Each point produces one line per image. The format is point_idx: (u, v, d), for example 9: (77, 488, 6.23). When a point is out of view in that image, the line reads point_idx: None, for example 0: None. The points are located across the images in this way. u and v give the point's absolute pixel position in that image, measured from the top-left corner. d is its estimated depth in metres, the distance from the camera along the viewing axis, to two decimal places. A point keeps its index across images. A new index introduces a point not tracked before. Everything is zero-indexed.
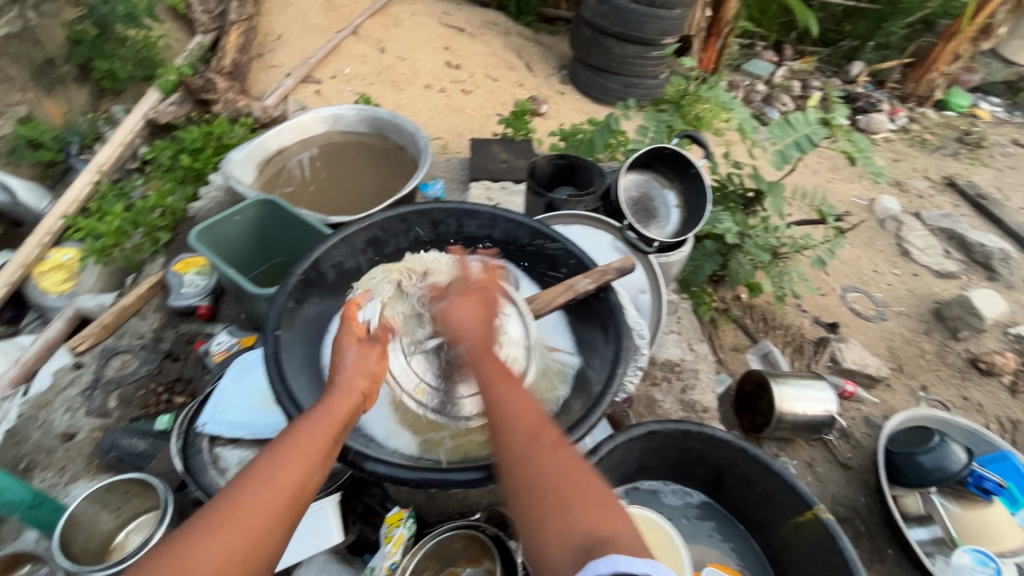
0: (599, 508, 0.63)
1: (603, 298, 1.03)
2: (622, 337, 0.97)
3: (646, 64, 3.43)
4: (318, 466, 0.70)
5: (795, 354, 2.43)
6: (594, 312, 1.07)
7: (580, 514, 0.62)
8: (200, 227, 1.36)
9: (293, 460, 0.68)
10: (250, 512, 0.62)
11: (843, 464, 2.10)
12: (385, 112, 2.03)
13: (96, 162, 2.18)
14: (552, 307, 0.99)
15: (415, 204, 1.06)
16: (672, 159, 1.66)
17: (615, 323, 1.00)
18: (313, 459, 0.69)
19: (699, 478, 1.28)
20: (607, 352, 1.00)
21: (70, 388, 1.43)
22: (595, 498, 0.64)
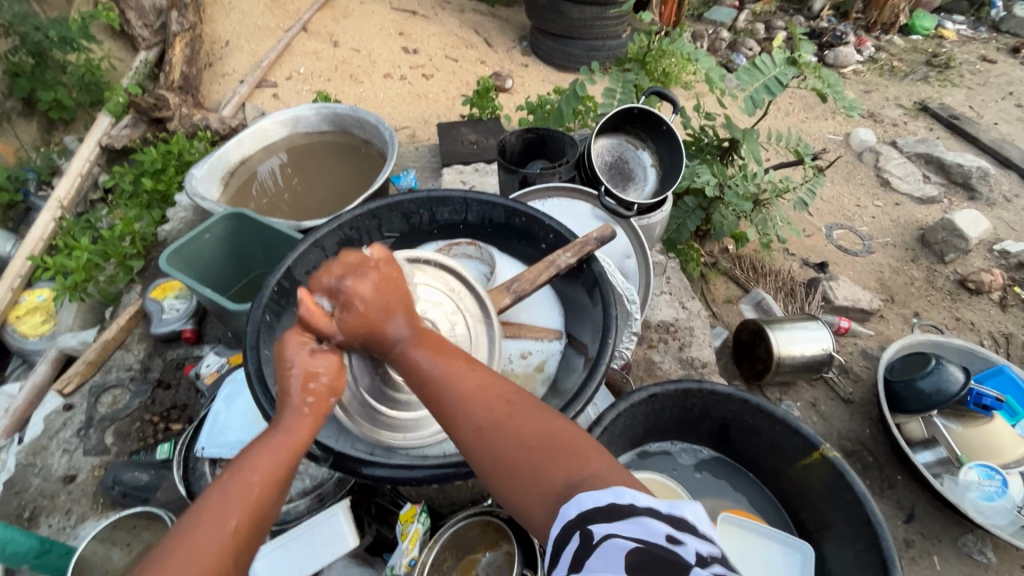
0: (573, 457, 0.64)
1: (586, 269, 1.01)
2: (609, 305, 0.95)
3: (606, 25, 3.37)
4: (275, 492, 0.63)
5: (788, 298, 2.44)
6: (581, 285, 1.05)
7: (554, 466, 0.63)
8: (169, 249, 1.31)
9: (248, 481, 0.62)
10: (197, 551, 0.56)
11: (845, 399, 2.13)
12: (345, 107, 1.97)
13: (56, 197, 2.11)
14: (537, 285, 0.96)
15: (382, 197, 1.02)
16: (642, 118, 1.62)
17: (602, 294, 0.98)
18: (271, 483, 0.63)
19: (706, 434, 1.29)
20: (598, 322, 0.98)
21: (64, 430, 1.40)
22: (569, 449, 0.64)
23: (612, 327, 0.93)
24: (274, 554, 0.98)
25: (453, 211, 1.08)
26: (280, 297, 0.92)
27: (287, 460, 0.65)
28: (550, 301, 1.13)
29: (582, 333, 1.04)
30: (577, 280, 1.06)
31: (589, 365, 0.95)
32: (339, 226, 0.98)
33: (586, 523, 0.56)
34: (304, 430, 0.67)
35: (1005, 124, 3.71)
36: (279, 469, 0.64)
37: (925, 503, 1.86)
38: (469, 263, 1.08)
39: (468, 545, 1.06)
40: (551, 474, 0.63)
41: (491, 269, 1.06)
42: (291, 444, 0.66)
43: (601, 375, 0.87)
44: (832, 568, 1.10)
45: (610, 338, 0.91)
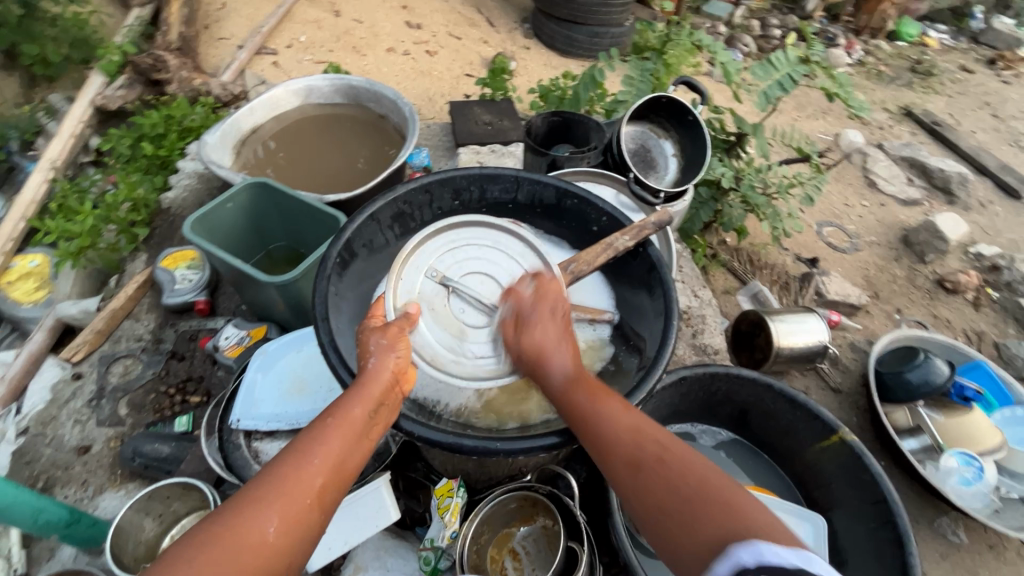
0: (721, 511, 0.65)
1: (643, 254, 1.05)
2: (669, 289, 0.98)
3: (611, 12, 3.37)
4: (354, 442, 0.71)
5: (782, 291, 2.53)
6: (635, 271, 1.08)
7: (705, 521, 0.64)
8: (194, 216, 1.28)
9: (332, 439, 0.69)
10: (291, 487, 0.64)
11: (834, 388, 2.23)
12: (361, 80, 1.93)
13: (47, 158, 2.00)
14: (594, 267, 0.97)
15: (436, 172, 1.01)
16: (669, 107, 1.64)
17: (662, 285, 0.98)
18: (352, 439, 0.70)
19: (725, 417, 1.34)
20: (656, 307, 1.01)
21: (74, 400, 1.35)
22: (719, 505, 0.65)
23: (672, 317, 0.94)
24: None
25: (505, 190, 1.07)
26: (340, 267, 0.90)
27: (364, 411, 0.72)
28: (597, 285, 1.14)
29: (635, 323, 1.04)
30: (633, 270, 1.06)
31: (646, 358, 0.94)
32: (395, 198, 0.97)
33: (765, 573, 0.56)
34: (381, 391, 0.74)
35: (982, 133, 3.88)
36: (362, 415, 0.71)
37: (906, 487, 1.98)
38: None
39: (504, 519, 1.09)
40: (713, 524, 0.64)
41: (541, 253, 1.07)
42: (369, 395, 0.72)
43: (664, 365, 0.88)
44: (844, 543, 1.17)
45: (671, 329, 0.92)
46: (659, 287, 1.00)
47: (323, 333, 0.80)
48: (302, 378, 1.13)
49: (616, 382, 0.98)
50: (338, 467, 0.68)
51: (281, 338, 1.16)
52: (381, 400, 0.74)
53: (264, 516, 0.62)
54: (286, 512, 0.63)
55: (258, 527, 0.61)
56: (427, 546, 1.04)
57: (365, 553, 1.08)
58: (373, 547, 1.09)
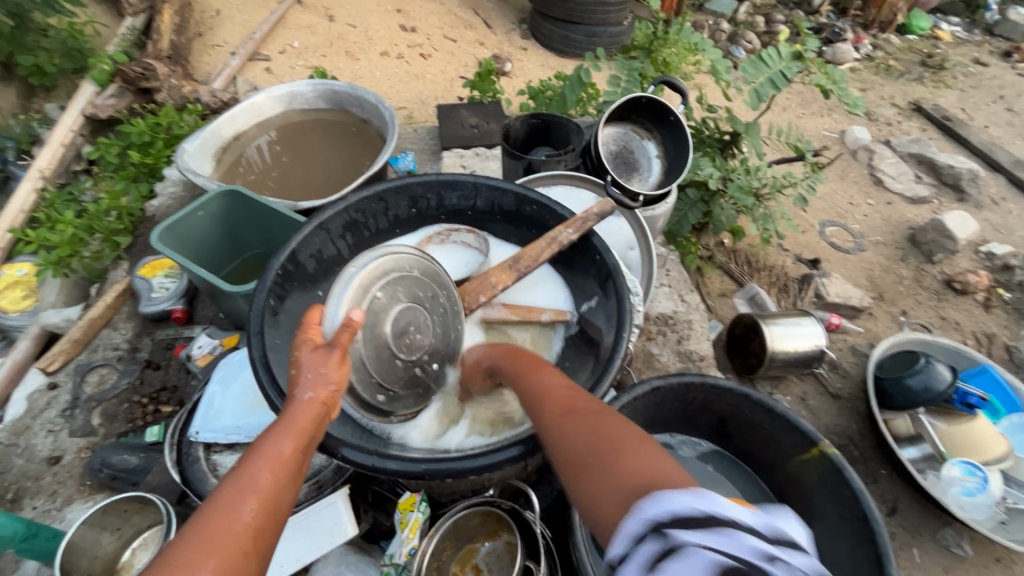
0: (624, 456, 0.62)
1: (599, 260, 1.00)
2: (623, 296, 0.94)
3: (608, 11, 3.32)
4: (289, 479, 0.63)
5: (781, 293, 2.46)
6: (592, 277, 1.04)
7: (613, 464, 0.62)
8: (163, 225, 1.27)
9: (264, 471, 0.61)
10: (223, 530, 0.56)
11: (833, 394, 2.16)
12: (343, 85, 1.92)
13: (37, 168, 2.03)
14: (539, 263, 0.97)
15: (389, 180, 0.99)
16: (650, 107, 1.60)
17: (613, 286, 0.97)
18: (286, 471, 0.63)
19: (705, 427, 1.30)
20: (609, 314, 0.98)
21: (48, 410, 1.36)
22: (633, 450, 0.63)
23: (624, 323, 0.92)
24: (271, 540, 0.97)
25: (463, 195, 1.06)
26: (283, 280, 0.90)
27: (295, 444, 0.66)
28: (548, 282, 1.15)
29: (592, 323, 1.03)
30: (587, 272, 1.05)
31: (602, 358, 0.93)
32: (347, 208, 0.96)
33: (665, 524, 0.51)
34: (311, 417, 0.68)
35: (995, 127, 3.75)
36: (292, 447, 0.65)
37: (907, 496, 1.91)
38: (468, 252, 1.09)
39: (467, 535, 1.07)
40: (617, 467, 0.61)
41: (488, 257, 1.08)
42: (299, 429, 0.66)
43: (616, 370, 0.86)
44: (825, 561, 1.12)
45: (625, 330, 0.91)
46: (613, 292, 0.98)
47: (256, 348, 0.80)
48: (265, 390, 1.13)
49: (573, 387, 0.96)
50: (272, 506, 0.60)
51: (243, 351, 1.16)
52: (312, 429, 0.68)
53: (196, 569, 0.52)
54: (225, 563, 0.54)
55: None
56: (386, 562, 1.01)
57: (326, 569, 1.06)
58: (335, 563, 1.07)
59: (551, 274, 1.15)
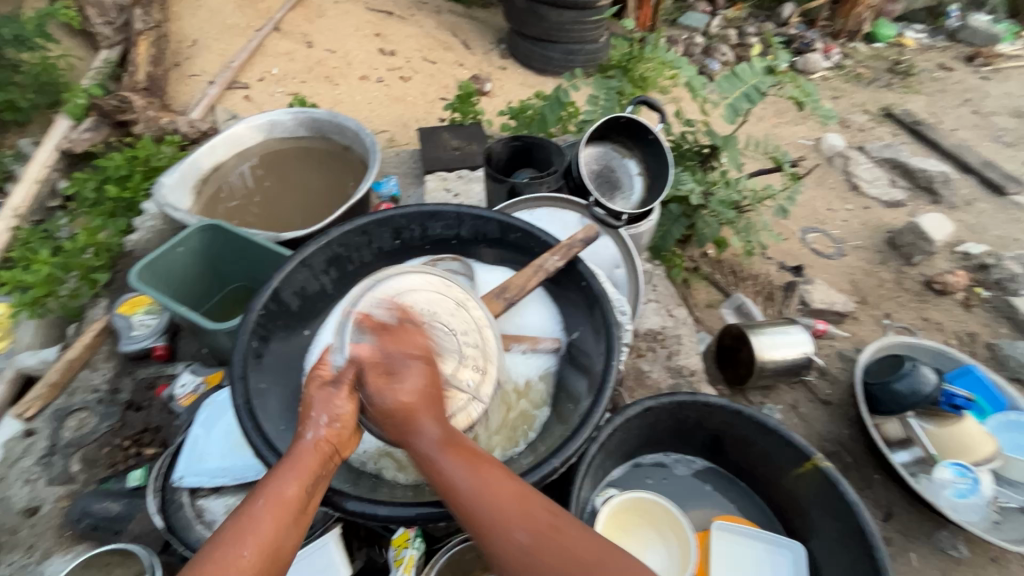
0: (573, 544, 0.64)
1: (586, 286, 1.01)
2: (611, 321, 0.95)
3: (585, 29, 3.38)
4: (291, 524, 0.62)
5: (766, 302, 2.49)
6: (580, 302, 1.04)
7: (573, 551, 0.63)
8: (143, 262, 1.24)
9: (264, 522, 0.61)
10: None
11: (823, 400, 2.18)
12: (323, 112, 1.92)
13: (11, 206, 1.99)
14: (526, 290, 0.96)
15: (372, 213, 0.99)
16: (629, 127, 1.62)
17: (600, 312, 0.98)
18: (289, 519, 0.62)
19: (699, 445, 1.29)
20: (599, 338, 0.98)
21: (25, 458, 1.31)
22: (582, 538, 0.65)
23: (614, 348, 0.92)
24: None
25: (447, 225, 1.06)
26: (267, 319, 0.89)
27: (300, 488, 0.64)
28: (539, 308, 1.12)
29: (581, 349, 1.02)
30: (575, 297, 1.05)
31: (594, 384, 0.93)
32: (329, 242, 0.96)
33: None
34: (317, 460, 0.66)
35: (963, 130, 3.86)
36: (296, 489, 0.64)
37: (901, 501, 1.92)
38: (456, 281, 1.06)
39: (464, 569, 1.04)
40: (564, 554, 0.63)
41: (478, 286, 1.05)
42: (303, 470, 0.65)
43: (608, 398, 0.86)
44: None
45: (614, 356, 0.91)
46: (601, 317, 0.98)
47: (238, 394, 0.79)
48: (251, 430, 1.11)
49: (565, 417, 0.95)
50: (273, 554, 0.60)
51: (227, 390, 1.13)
52: (318, 470, 0.66)
53: None
54: None
55: None
56: None
57: None
58: None
59: (541, 301, 1.13)
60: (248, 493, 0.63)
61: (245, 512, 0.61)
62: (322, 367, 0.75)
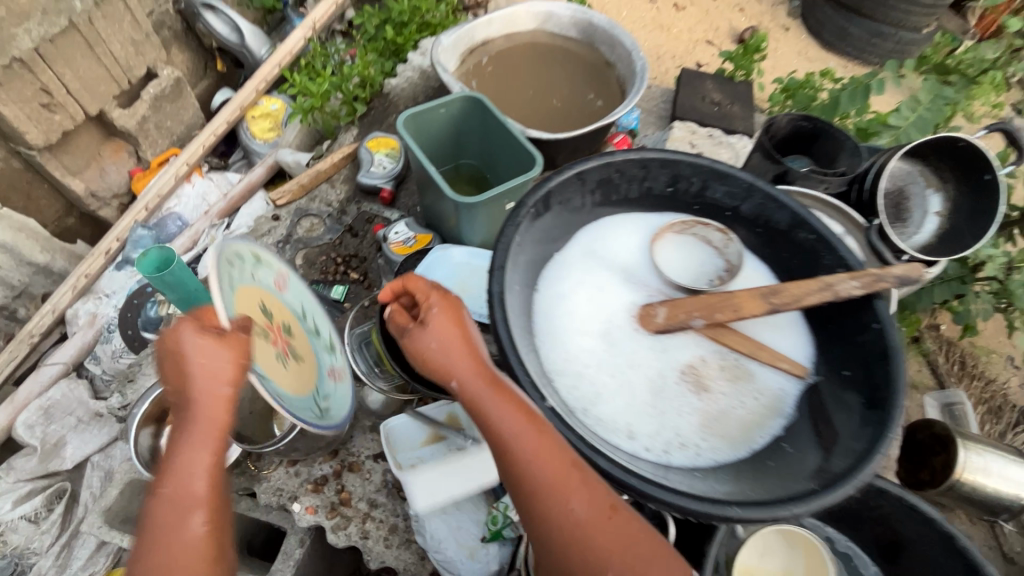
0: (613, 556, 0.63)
1: (875, 331, 0.73)
2: (900, 396, 0.67)
3: (913, 12, 2.54)
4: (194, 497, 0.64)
5: (988, 416, 1.98)
6: (847, 352, 0.77)
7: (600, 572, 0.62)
8: (409, 113, 1.32)
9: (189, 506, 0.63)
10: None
11: (1007, 556, 1.75)
12: (603, 18, 1.81)
13: (312, 18, 2.08)
14: (797, 304, 0.76)
15: (663, 149, 0.86)
16: (961, 155, 1.29)
17: (885, 369, 0.70)
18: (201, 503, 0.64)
19: (869, 538, 1.10)
20: (856, 413, 0.70)
21: (267, 237, 1.56)
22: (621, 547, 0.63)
23: (896, 429, 0.64)
24: (436, 474, 1.00)
25: (732, 194, 0.88)
26: (537, 205, 0.81)
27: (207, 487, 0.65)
28: (796, 330, 0.83)
29: (845, 390, 0.74)
30: (856, 346, 0.75)
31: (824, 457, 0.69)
32: (612, 161, 0.85)
33: None
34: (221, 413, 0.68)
35: None
36: (206, 474, 0.66)
37: None
38: (705, 252, 0.91)
39: None
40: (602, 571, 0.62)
41: (735, 272, 0.88)
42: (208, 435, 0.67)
43: (885, 459, 0.63)
44: None
45: (892, 435, 0.64)
46: (886, 377, 0.69)
47: (495, 284, 0.73)
48: (462, 274, 1.21)
49: (830, 438, 0.70)
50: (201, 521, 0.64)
51: (459, 249, 1.24)
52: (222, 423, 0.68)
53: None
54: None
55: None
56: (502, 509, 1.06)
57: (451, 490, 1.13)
58: None
59: (803, 333, 0.83)
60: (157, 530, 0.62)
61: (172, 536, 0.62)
62: (642, 320, 0.82)
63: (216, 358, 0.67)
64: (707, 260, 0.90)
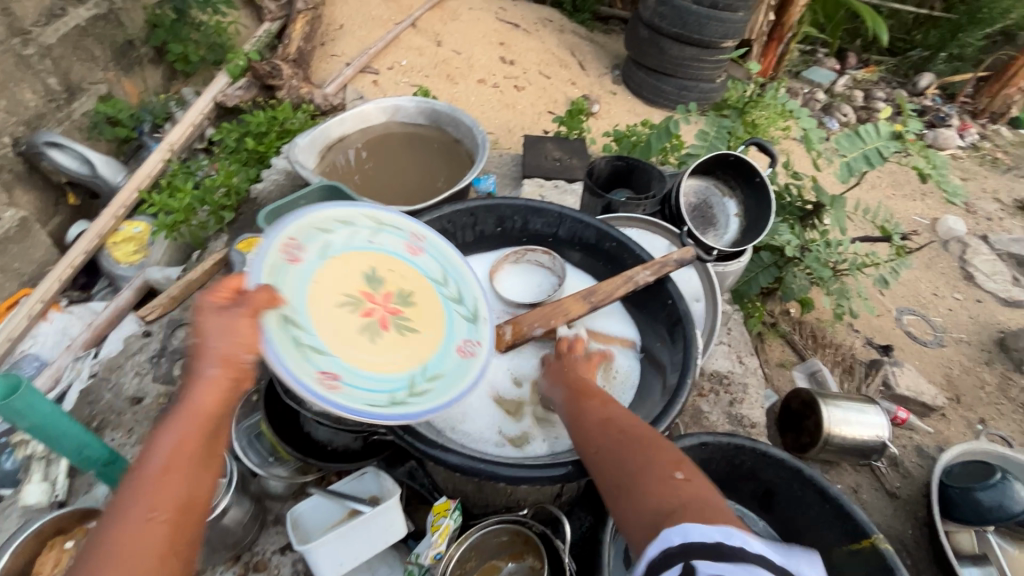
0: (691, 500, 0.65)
1: (672, 306, 1.05)
2: (693, 344, 0.98)
3: (702, 68, 3.11)
4: (193, 469, 0.66)
5: (845, 376, 2.29)
6: (663, 324, 1.08)
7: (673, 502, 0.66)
8: (269, 208, 1.41)
9: (187, 459, 0.66)
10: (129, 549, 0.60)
11: (890, 492, 1.99)
12: (443, 105, 2.07)
13: (168, 141, 2.17)
14: (611, 298, 1.05)
15: (483, 199, 1.14)
16: (736, 166, 1.62)
17: (683, 330, 1.02)
18: (192, 460, 0.66)
19: (746, 495, 1.24)
20: (674, 360, 1.01)
21: (139, 354, 1.51)
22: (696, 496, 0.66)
23: (693, 367, 0.95)
24: (341, 542, 1.01)
25: (546, 223, 1.18)
26: None
27: (183, 437, 0.67)
28: (620, 317, 1.17)
29: (658, 355, 1.07)
30: (659, 316, 1.09)
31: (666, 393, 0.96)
32: (445, 217, 1.12)
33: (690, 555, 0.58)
34: (213, 399, 0.68)
35: None
36: (194, 430, 0.67)
37: None
38: (541, 271, 1.18)
39: (493, 550, 1.08)
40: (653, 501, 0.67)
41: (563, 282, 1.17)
42: (193, 414, 0.67)
43: (688, 388, 0.91)
44: None
45: (689, 374, 0.93)
46: (681, 337, 1.02)
47: None
48: None
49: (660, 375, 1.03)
50: (171, 489, 0.65)
51: None
52: (211, 409, 0.68)
53: (138, 518, 0.61)
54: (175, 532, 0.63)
55: (140, 527, 0.61)
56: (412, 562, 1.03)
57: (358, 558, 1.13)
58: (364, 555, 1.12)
59: (628, 319, 1.17)
60: (143, 458, 0.65)
61: (137, 475, 0.64)
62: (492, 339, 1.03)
63: (233, 328, 0.70)
64: (541, 279, 1.17)
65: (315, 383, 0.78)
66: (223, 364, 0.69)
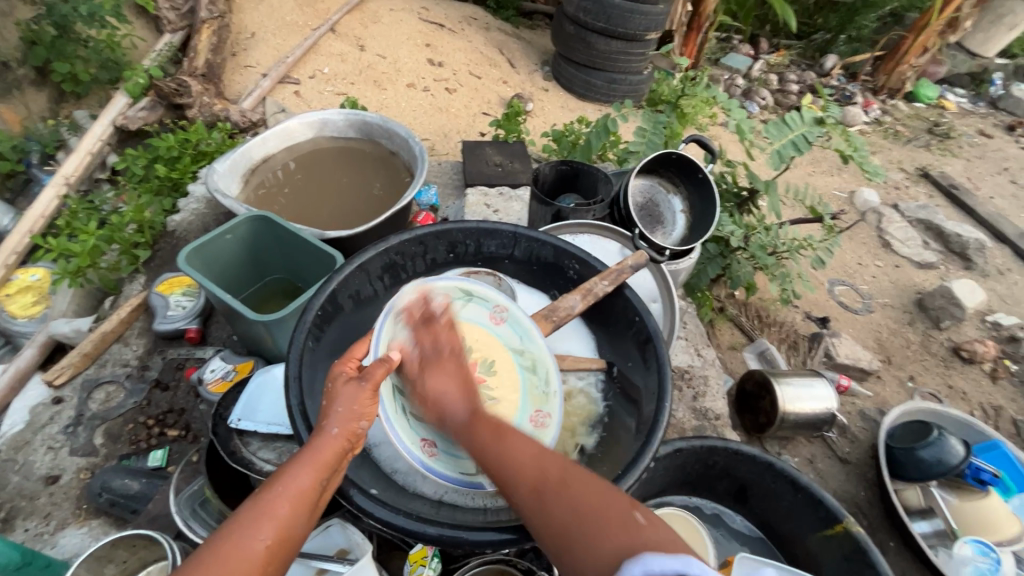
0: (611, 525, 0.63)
1: (640, 323, 1.04)
2: (665, 366, 0.96)
3: (630, 61, 3.14)
4: (305, 513, 0.68)
5: (791, 351, 2.39)
6: (632, 340, 1.06)
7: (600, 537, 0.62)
8: (190, 247, 1.26)
9: (285, 503, 0.66)
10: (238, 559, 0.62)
11: (842, 458, 2.10)
12: (375, 117, 1.96)
13: (62, 173, 1.94)
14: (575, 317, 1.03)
15: (432, 225, 1.08)
16: (678, 162, 1.63)
17: (654, 347, 1.00)
18: (300, 506, 0.68)
19: (721, 491, 1.26)
20: (647, 381, 0.99)
21: (51, 425, 1.33)
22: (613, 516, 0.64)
23: (667, 391, 0.92)
24: None
25: (501, 245, 1.14)
26: (322, 320, 0.96)
27: (313, 481, 0.70)
28: (583, 336, 1.15)
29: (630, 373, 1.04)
30: (625, 332, 1.08)
31: (642, 425, 0.92)
32: (392, 248, 1.05)
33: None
34: (333, 450, 0.72)
35: (1001, 199, 3.42)
36: (308, 480, 0.70)
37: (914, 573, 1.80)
38: None
39: None
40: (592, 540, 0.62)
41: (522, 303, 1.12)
42: (318, 462, 0.71)
43: (665, 418, 0.88)
44: None
45: (667, 401, 0.91)
46: (653, 357, 1.00)
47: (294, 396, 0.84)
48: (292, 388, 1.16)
49: (635, 398, 1.01)
50: (284, 535, 0.66)
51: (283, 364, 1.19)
52: (331, 461, 0.72)
53: (254, 535, 0.64)
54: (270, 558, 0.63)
55: (249, 542, 0.63)
56: None
57: None
58: None
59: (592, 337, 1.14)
60: (255, 495, 0.67)
61: (261, 497, 0.67)
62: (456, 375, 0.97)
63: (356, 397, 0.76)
64: None
65: (419, 451, 0.88)
66: (345, 425, 0.74)
